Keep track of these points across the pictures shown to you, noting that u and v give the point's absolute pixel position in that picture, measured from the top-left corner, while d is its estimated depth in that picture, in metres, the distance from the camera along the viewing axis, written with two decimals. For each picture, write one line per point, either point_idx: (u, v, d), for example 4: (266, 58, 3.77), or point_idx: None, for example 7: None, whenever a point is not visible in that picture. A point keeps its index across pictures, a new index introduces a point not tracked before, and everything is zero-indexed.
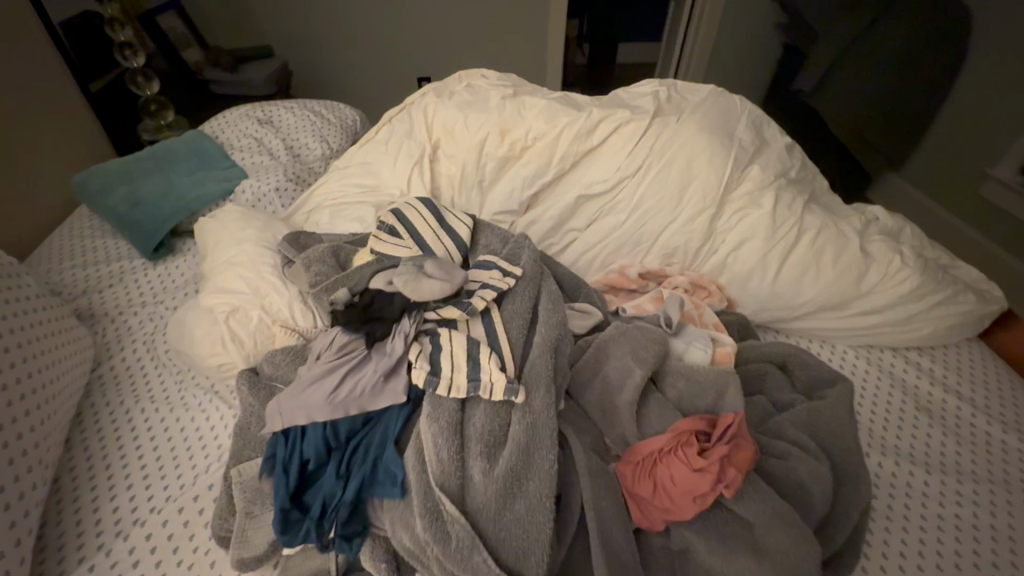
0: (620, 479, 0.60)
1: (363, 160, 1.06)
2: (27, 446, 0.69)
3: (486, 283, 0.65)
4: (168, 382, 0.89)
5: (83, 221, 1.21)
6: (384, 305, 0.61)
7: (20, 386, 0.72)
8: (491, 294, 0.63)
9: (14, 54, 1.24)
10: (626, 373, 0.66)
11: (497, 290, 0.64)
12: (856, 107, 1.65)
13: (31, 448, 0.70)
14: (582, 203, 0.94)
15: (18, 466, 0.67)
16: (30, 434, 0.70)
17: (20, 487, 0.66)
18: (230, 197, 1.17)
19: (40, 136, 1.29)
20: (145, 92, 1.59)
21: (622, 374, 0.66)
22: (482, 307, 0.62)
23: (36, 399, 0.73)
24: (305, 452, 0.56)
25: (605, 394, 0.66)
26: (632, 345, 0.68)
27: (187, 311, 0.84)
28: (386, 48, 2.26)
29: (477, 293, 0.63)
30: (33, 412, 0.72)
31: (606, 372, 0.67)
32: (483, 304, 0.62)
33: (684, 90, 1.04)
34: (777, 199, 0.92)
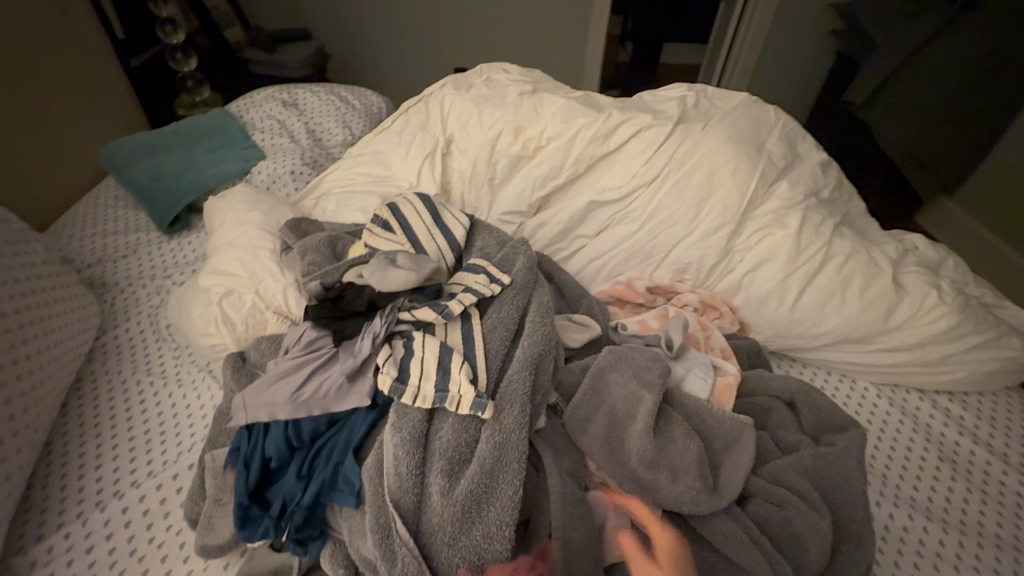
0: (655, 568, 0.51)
1: (376, 150, 1.04)
2: (16, 409, 0.69)
3: (470, 287, 0.61)
4: (167, 355, 0.90)
5: (108, 191, 1.24)
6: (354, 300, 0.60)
7: (15, 350, 0.72)
8: (471, 298, 0.59)
9: (56, 24, 1.28)
10: (634, 398, 0.61)
11: (479, 295, 0.60)
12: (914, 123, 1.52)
13: (20, 412, 0.70)
14: (594, 209, 0.90)
15: (4, 429, 0.67)
16: (22, 398, 0.71)
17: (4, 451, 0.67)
18: (247, 177, 1.17)
19: (79, 106, 1.32)
20: (184, 70, 1.63)
21: (629, 398, 0.61)
22: (460, 311, 0.58)
23: (30, 363, 0.74)
24: (267, 450, 0.54)
25: (590, 425, 0.61)
26: (635, 371, 0.63)
27: (186, 289, 0.85)
28: (422, 35, 2.25)
29: (457, 296, 0.60)
30: (27, 377, 0.73)
31: (609, 398, 0.61)
32: (461, 307, 0.58)
33: (715, 96, 0.98)
34: (805, 220, 0.86)
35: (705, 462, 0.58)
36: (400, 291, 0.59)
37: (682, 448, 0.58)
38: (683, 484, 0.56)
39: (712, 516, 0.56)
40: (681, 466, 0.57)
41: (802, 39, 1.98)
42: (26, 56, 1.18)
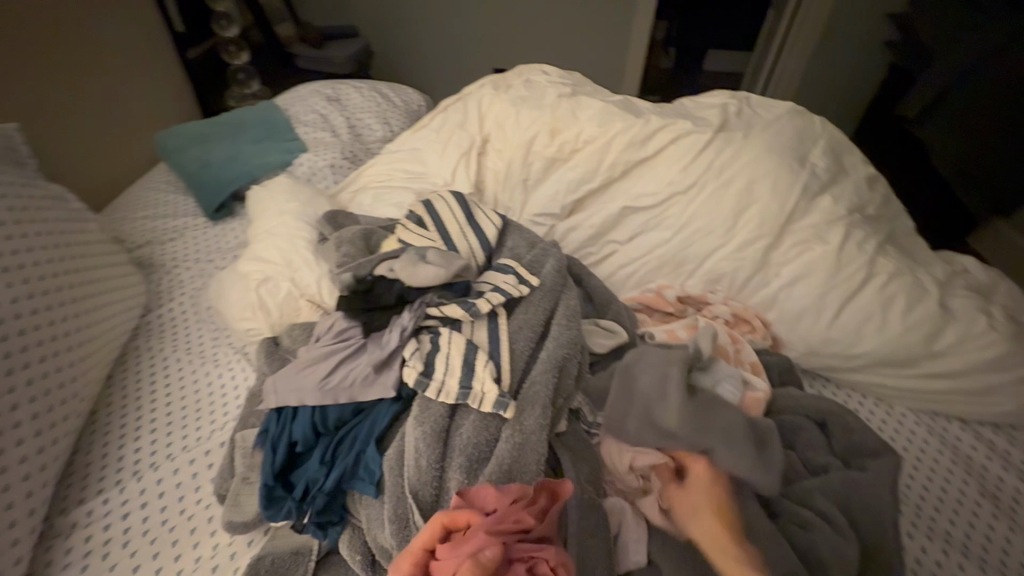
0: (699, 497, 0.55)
1: (413, 147, 1.05)
2: (64, 379, 0.73)
3: (498, 286, 0.61)
4: (206, 335, 0.94)
5: (159, 176, 1.30)
6: (384, 292, 0.61)
7: (67, 322, 0.76)
8: (499, 298, 0.59)
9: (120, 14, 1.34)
10: (662, 380, 0.60)
11: (507, 295, 0.60)
12: (971, 143, 1.43)
13: (69, 381, 0.74)
14: (626, 215, 0.89)
15: (53, 397, 0.71)
16: (69, 369, 0.74)
17: (53, 418, 0.70)
18: (288, 168, 1.21)
19: (138, 95, 1.39)
20: (238, 61, 1.77)
21: (658, 381, 0.60)
22: (487, 309, 0.59)
23: (79, 336, 0.78)
24: (293, 434, 0.56)
25: (625, 420, 0.61)
26: (657, 359, 0.63)
27: (227, 274, 0.88)
28: (465, 35, 2.28)
29: (485, 295, 0.60)
30: (75, 349, 0.76)
31: (638, 389, 0.61)
32: (488, 306, 0.58)
33: (759, 104, 0.95)
34: (847, 236, 0.83)
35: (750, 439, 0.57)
36: (427, 284, 0.60)
37: (722, 423, 0.57)
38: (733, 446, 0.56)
39: (746, 499, 0.55)
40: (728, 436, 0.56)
41: (854, 51, 1.92)
42: (93, 46, 1.25)
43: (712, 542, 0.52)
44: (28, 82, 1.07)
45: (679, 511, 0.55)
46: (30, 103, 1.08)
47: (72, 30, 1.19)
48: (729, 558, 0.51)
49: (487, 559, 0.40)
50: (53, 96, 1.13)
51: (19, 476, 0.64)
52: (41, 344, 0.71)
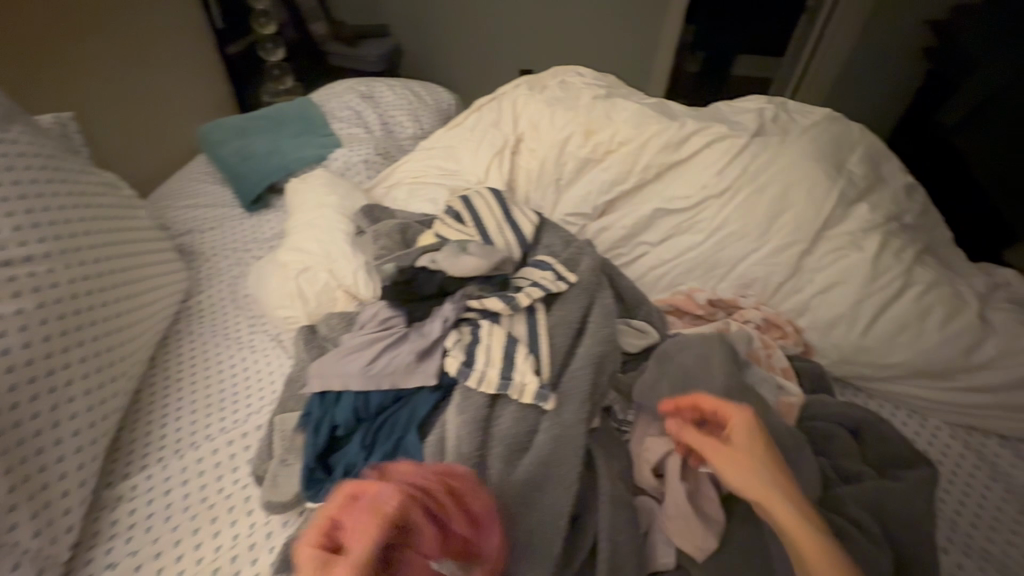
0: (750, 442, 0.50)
1: (448, 144, 1.07)
2: (125, 354, 0.76)
3: (537, 282, 0.62)
4: (243, 323, 0.98)
5: (199, 168, 1.34)
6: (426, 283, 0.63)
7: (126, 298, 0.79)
8: (539, 293, 0.60)
9: (169, 10, 1.39)
10: (704, 370, 0.63)
11: (546, 290, 0.61)
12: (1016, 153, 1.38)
13: (129, 355, 0.77)
14: (659, 217, 0.89)
15: (116, 370, 0.73)
16: (128, 345, 0.77)
17: (116, 389, 0.73)
18: (324, 162, 1.23)
19: (184, 90, 1.44)
20: (272, 58, 1.80)
21: (700, 370, 0.63)
22: (526, 304, 0.59)
23: (136, 314, 0.80)
24: (335, 418, 0.57)
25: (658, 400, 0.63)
26: (702, 349, 0.66)
27: (266, 263, 0.91)
28: (494, 34, 2.30)
29: (525, 289, 0.61)
30: (133, 325, 0.79)
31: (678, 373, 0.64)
32: (528, 300, 0.60)
33: (796, 110, 0.95)
34: (885, 244, 0.82)
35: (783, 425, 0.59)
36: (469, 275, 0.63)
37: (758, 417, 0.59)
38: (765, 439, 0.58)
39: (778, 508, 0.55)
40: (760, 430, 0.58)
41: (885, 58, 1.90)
42: (143, 41, 1.30)
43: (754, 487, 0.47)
44: (83, 74, 1.12)
45: (712, 455, 0.49)
46: (83, 94, 1.12)
47: (125, 25, 1.24)
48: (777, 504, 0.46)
49: (386, 509, 0.38)
50: (105, 87, 1.18)
51: (87, 441, 0.66)
52: (108, 319, 0.74)
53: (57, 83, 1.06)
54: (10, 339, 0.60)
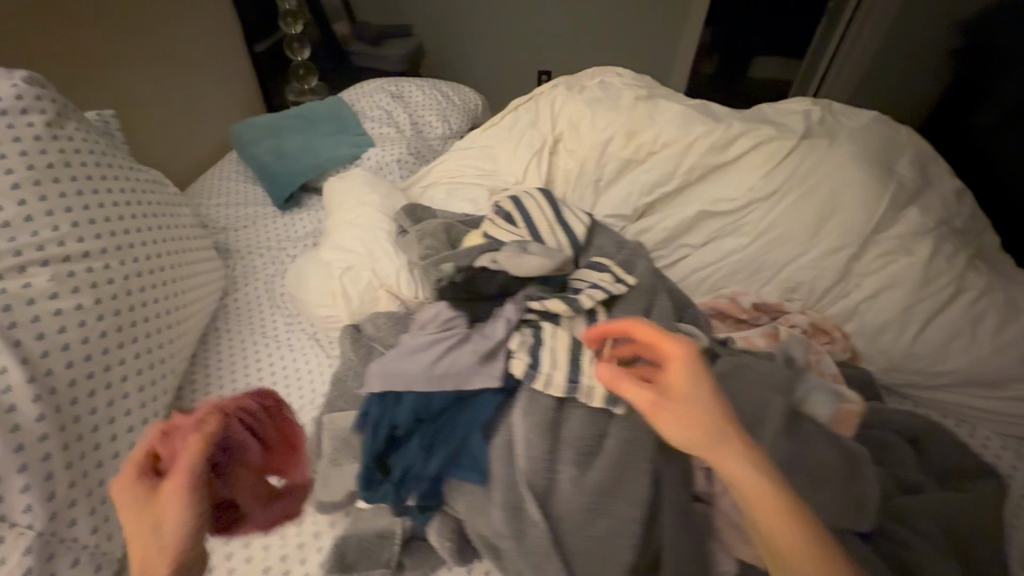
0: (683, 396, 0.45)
1: (484, 144, 1.07)
2: (173, 352, 0.75)
3: (595, 284, 0.62)
4: (279, 321, 0.98)
5: (231, 166, 1.34)
6: (486, 284, 0.63)
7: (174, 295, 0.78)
8: (600, 296, 0.60)
9: (203, 8, 1.39)
10: (762, 406, 0.59)
11: (607, 292, 0.60)
12: None
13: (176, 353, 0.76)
14: (703, 219, 0.89)
15: (166, 368, 0.73)
16: (176, 342, 0.76)
17: (165, 387, 0.72)
18: (357, 161, 1.24)
19: (216, 87, 1.45)
20: (298, 57, 1.82)
21: (757, 406, 0.59)
22: (588, 306, 0.59)
23: (183, 311, 0.80)
24: (395, 418, 0.56)
25: None
26: (759, 381, 0.61)
27: (306, 262, 0.92)
28: (517, 36, 2.32)
29: (585, 291, 0.61)
30: (181, 323, 0.79)
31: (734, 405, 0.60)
32: (590, 303, 0.59)
33: (842, 111, 0.93)
34: (937, 250, 0.81)
35: (842, 460, 0.56)
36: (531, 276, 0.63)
37: (817, 458, 0.56)
38: (824, 486, 0.54)
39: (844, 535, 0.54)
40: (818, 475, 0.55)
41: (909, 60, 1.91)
42: (179, 39, 1.30)
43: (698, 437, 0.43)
44: (123, 71, 1.12)
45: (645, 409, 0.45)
46: (124, 91, 1.13)
47: (162, 22, 1.24)
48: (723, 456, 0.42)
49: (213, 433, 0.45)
50: (144, 84, 1.18)
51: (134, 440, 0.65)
52: (159, 318, 0.73)
53: (98, 79, 1.06)
54: (69, 335, 0.60)
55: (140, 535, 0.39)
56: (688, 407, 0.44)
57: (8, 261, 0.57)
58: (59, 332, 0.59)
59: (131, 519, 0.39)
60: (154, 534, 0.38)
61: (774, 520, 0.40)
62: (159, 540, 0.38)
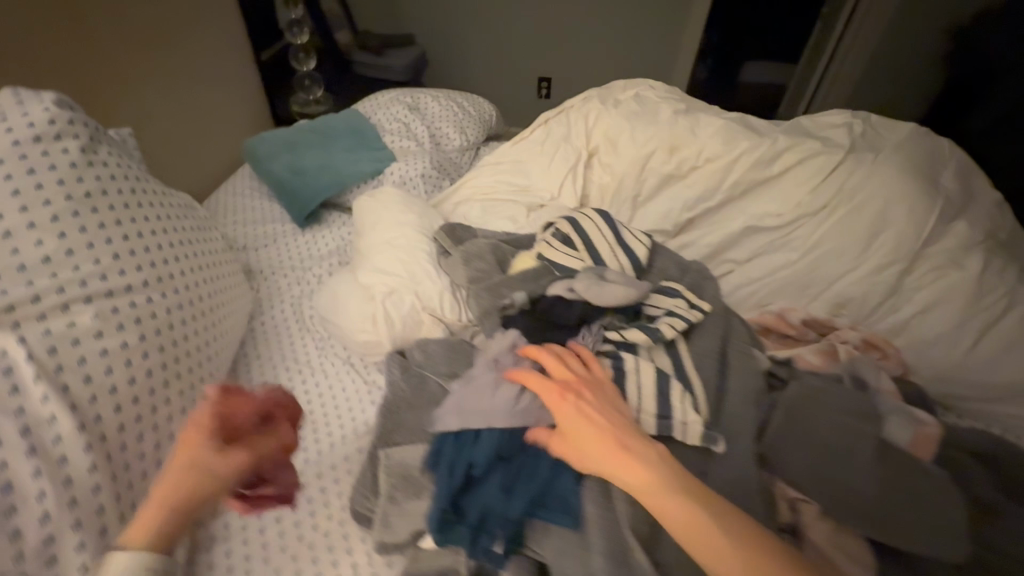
0: (566, 427, 0.49)
1: (515, 158, 1.05)
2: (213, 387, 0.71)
3: (672, 311, 0.61)
4: (311, 345, 0.94)
5: (245, 182, 1.30)
6: (563, 312, 0.64)
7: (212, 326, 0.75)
8: (681, 324, 0.59)
9: (216, 20, 1.35)
10: (848, 436, 0.57)
11: (688, 321, 0.60)
12: None
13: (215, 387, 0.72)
14: (748, 235, 0.88)
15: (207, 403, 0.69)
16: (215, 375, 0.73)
17: None
18: (379, 177, 1.21)
19: (229, 101, 1.41)
20: (303, 67, 1.77)
21: (844, 437, 0.57)
22: (669, 336, 0.59)
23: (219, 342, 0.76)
24: (473, 455, 0.54)
25: (802, 462, 0.57)
26: (838, 408, 0.59)
27: (342, 284, 0.88)
28: (514, 39, 2.27)
29: (664, 320, 0.60)
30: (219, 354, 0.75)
31: (818, 436, 0.57)
32: (671, 333, 0.59)
33: (881, 124, 0.93)
34: (986, 263, 0.81)
35: (935, 491, 0.54)
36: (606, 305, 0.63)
37: (909, 489, 0.54)
38: (920, 519, 0.53)
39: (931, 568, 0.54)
40: (913, 507, 0.53)
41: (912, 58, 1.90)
42: (194, 52, 1.26)
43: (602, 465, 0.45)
44: (139, 86, 1.08)
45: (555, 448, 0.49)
46: (139, 107, 1.08)
47: (178, 35, 1.21)
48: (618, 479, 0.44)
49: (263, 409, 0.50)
50: (159, 99, 1.14)
51: None
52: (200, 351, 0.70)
53: (115, 95, 1.02)
54: (116, 376, 0.56)
55: (182, 467, 0.44)
56: (578, 441, 0.48)
57: (51, 299, 0.54)
58: (107, 373, 0.55)
59: (178, 458, 0.44)
60: (194, 467, 0.43)
61: (686, 526, 0.41)
62: (192, 474, 0.43)
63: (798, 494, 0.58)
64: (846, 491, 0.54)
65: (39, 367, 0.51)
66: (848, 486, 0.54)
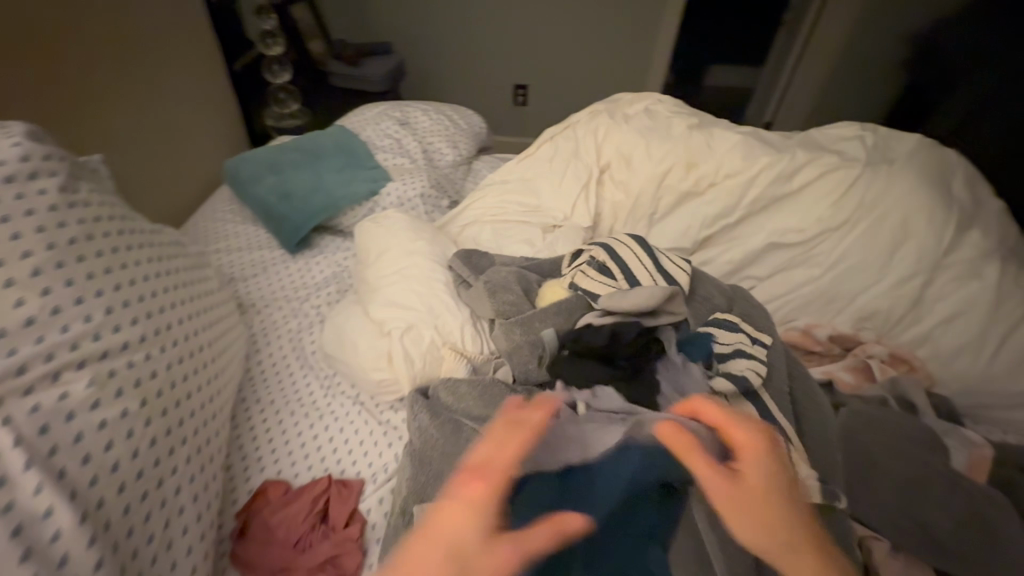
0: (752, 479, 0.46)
1: (523, 176, 1.01)
2: (215, 446, 0.64)
3: (739, 348, 0.60)
4: (314, 384, 0.86)
5: (225, 206, 1.22)
6: (594, 335, 0.62)
7: (210, 377, 0.67)
8: (763, 368, 0.58)
9: (191, 33, 1.26)
10: (921, 468, 0.55)
11: (762, 362, 0.59)
12: None
13: (218, 444, 0.65)
14: (769, 250, 0.86)
15: (211, 466, 0.62)
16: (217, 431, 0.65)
17: (212, 490, 0.61)
18: (375, 198, 1.14)
19: (205, 119, 1.32)
20: (278, 80, 1.68)
21: (919, 471, 0.54)
22: (757, 383, 0.57)
23: (221, 392, 0.69)
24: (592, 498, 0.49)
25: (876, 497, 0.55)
26: (905, 437, 0.58)
27: (349, 319, 0.82)
28: (490, 46, 2.22)
29: (745, 364, 0.58)
30: (220, 407, 0.68)
31: (887, 470, 0.55)
32: (758, 379, 0.57)
33: (889, 136, 0.94)
34: (1006, 271, 0.79)
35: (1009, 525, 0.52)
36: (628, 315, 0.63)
37: (984, 525, 0.52)
38: (995, 553, 0.51)
39: None
40: (989, 543, 0.51)
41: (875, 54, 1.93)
42: (168, 67, 1.17)
43: (756, 523, 0.44)
44: (109, 107, 0.99)
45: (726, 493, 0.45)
46: (109, 130, 0.99)
47: (151, 50, 1.12)
48: (761, 541, 0.44)
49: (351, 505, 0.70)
50: (131, 121, 1.05)
51: (189, 565, 0.54)
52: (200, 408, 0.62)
53: (83, 117, 0.93)
54: (118, 451, 0.49)
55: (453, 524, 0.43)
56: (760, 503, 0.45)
57: (39, 368, 0.47)
58: (106, 450, 0.48)
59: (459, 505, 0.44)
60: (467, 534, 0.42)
61: None
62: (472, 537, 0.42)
63: (869, 530, 0.55)
64: (920, 528, 0.52)
65: (28, 452, 0.43)
66: (920, 521, 0.52)
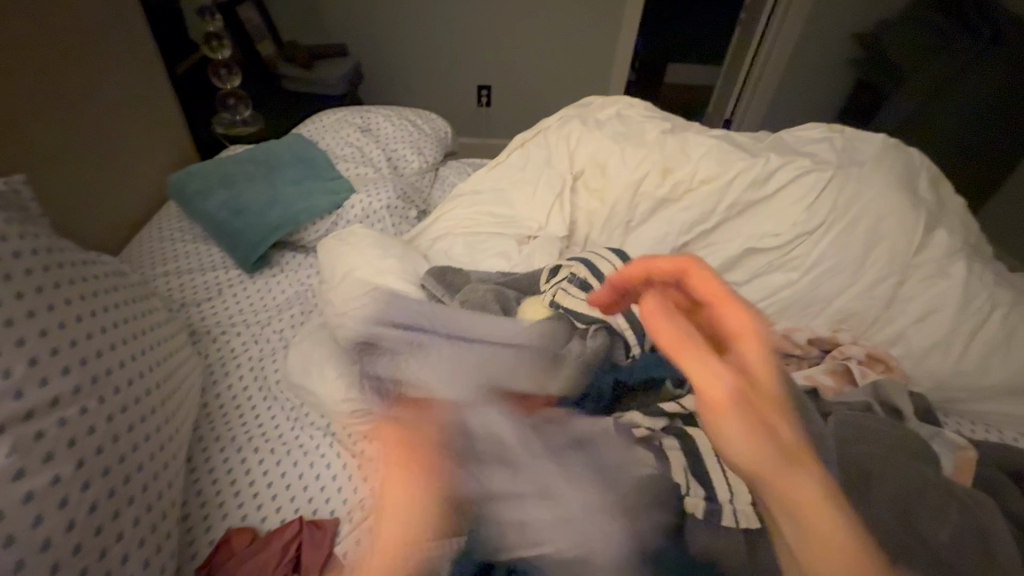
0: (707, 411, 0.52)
1: (495, 186, 0.98)
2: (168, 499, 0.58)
3: None
4: (280, 415, 0.79)
5: (174, 224, 1.13)
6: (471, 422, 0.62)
7: (161, 422, 0.61)
8: None
9: (130, 38, 1.16)
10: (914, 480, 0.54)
11: None
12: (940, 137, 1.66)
13: (171, 496, 0.59)
14: (747, 256, 0.86)
15: (165, 522, 0.56)
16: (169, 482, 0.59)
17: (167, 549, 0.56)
18: (338, 211, 1.08)
19: (148, 130, 1.22)
20: (226, 86, 1.57)
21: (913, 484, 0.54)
22: None
23: (173, 436, 0.63)
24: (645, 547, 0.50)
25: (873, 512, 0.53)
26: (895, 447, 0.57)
27: (314, 345, 0.76)
28: (450, 46, 2.16)
29: None
30: (172, 454, 0.62)
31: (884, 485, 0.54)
32: None
33: (856, 137, 0.95)
34: (972, 268, 0.80)
35: (1000, 532, 0.52)
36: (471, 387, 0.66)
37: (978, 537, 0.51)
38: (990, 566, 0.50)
39: None
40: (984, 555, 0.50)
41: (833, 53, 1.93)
42: (102, 75, 1.08)
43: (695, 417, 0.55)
44: (34, 122, 0.90)
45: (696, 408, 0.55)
46: (35, 148, 0.90)
47: (82, 58, 1.02)
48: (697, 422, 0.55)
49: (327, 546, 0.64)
50: (62, 137, 0.96)
51: None
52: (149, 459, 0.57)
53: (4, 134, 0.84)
54: (48, 526, 0.45)
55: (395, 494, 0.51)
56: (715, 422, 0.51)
57: None
58: (35, 526, 0.44)
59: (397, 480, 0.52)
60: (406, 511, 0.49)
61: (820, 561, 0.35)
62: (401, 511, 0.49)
63: None
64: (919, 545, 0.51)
65: None
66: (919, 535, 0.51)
